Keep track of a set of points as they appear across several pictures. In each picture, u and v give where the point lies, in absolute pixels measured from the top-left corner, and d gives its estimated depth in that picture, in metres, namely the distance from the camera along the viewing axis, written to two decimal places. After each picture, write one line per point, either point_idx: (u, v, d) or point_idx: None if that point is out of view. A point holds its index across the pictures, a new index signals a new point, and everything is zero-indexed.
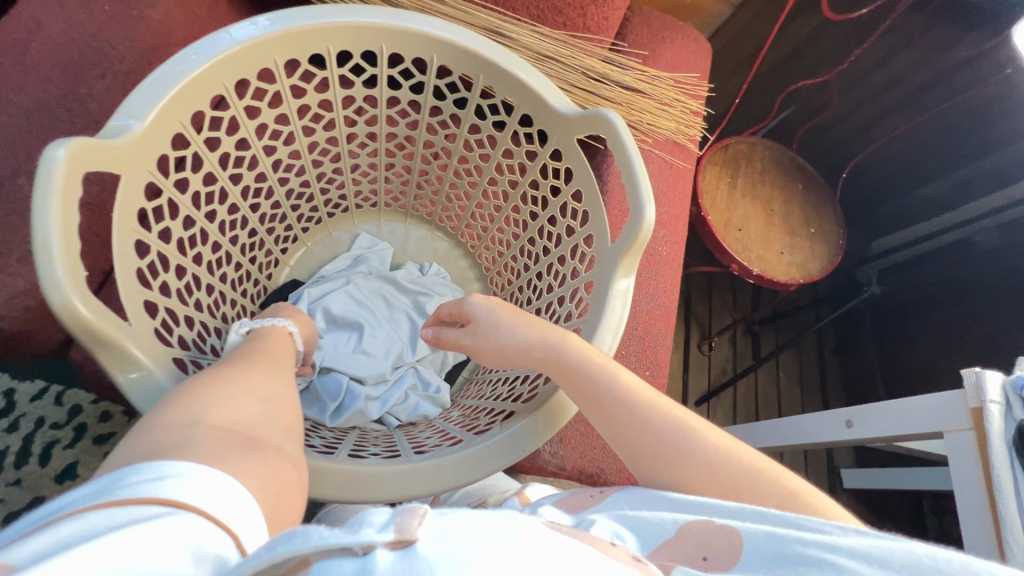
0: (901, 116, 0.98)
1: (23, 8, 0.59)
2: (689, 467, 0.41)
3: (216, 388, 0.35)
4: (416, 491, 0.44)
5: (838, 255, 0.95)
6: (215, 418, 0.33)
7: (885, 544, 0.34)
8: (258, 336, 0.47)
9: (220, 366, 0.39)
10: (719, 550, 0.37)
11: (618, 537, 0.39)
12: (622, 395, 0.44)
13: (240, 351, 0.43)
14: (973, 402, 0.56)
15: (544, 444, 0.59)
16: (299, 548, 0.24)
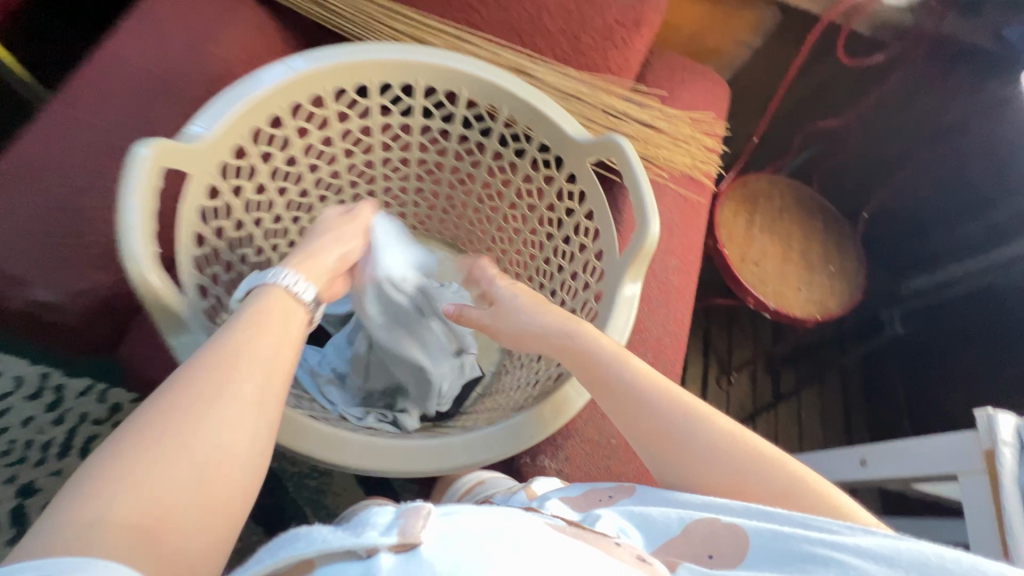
0: (923, 159, 0.98)
1: (109, 45, 0.67)
2: (697, 454, 0.43)
3: (167, 426, 0.32)
4: (428, 467, 0.45)
5: (858, 294, 0.95)
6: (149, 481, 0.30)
7: (888, 544, 0.36)
8: (257, 311, 0.42)
9: (200, 365, 0.36)
10: (726, 547, 0.40)
11: (623, 531, 0.42)
12: (635, 382, 0.45)
13: (229, 337, 0.38)
14: (986, 444, 0.55)
15: (548, 460, 0.60)
16: (306, 551, 0.31)
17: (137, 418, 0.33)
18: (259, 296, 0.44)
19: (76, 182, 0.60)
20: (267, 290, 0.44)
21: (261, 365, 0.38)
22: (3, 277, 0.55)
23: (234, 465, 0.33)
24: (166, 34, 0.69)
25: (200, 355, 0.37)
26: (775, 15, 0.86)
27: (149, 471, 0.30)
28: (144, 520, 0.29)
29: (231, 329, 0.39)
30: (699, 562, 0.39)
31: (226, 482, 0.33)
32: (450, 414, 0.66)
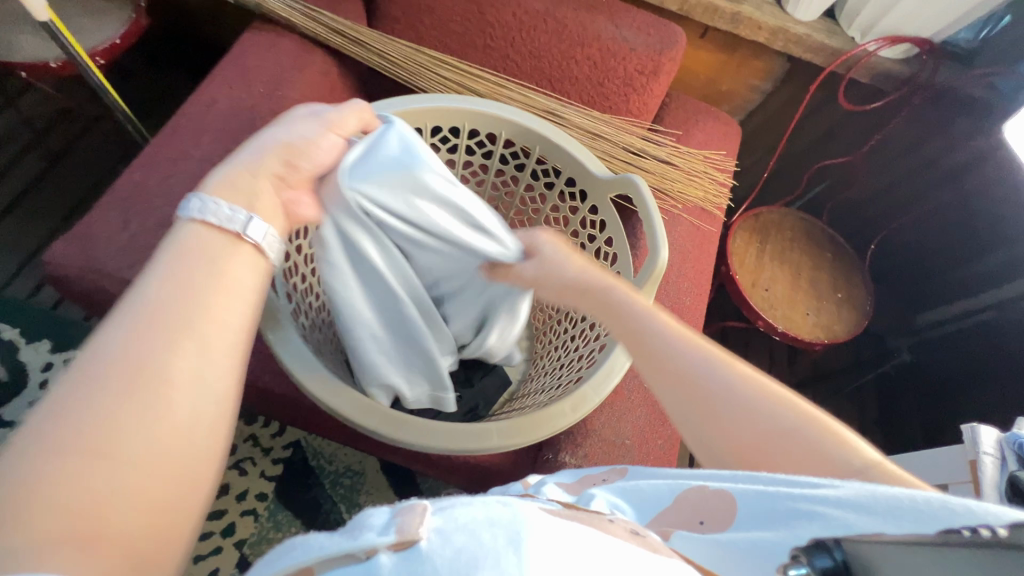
0: (928, 196, 1.04)
1: (204, 88, 0.80)
2: (714, 403, 0.42)
3: (95, 413, 0.30)
4: (471, 446, 0.49)
5: (865, 319, 1.01)
6: (85, 471, 0.28)
7: (872, 489, 0.32)
8: (184, 255, 0.38)
9: (124, 328, 0.33)
10: (716, 514, 0.41)
11: (616, 506, 0.47)
12: (660, 329, 0.46)
13: (154, 292, 0.36)
14: (971, 455, 0.60)
15: (569, 456, 0.67)
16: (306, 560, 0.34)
17: (63, 401, 0.30)
18: (180, 238, 0.39)
19: (175, 203, 0.71)
20: (193, 230, 0.40)
21: (198, 330, 0.35)
22: (116, 280, 0.66)
23: (171, 437, 0.31)
24: (251, 80, 0.81)
25: (118, 319, 0.34)
26: (782, 64, 0.95)
27: (86, 464, 0.28)
28: (81, 513, 0.27)
29: (154, 285, 0.36)
30: (692, 528, 0.41)
31: (163, 458, 0.31)
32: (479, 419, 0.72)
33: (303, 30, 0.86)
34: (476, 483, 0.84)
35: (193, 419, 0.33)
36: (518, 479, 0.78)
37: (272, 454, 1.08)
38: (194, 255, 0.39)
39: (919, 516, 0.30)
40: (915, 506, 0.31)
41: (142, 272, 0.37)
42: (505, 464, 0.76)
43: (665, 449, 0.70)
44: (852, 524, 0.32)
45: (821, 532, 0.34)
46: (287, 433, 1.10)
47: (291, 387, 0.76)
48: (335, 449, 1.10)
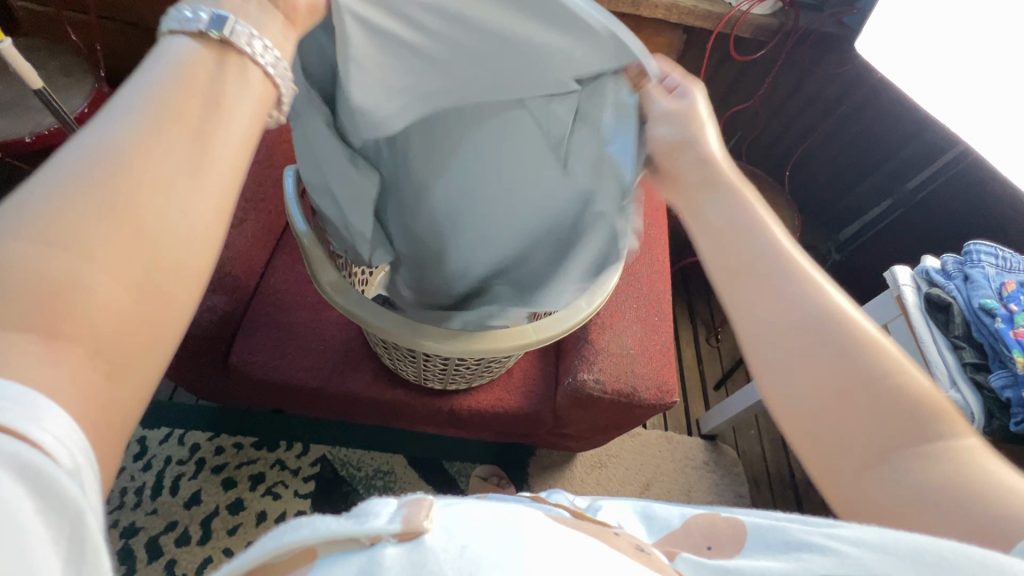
0: (820, 121, 1.26)
1: None
2: (806, 332, 0.39)
3: (59, 204, 0.24)
4: (503, 345, 0.60)
5: (796, 231, 1.18)
6: (52, 259, 0.23)
7: (893, 534, 0.30)
8: (175, 70, 0.30)
9: (122, 125, 0.27)
10: (725, 539, 0.38)
11: (622, 519, 0.45)
12: (766, 245, 0.43)
13: (146, 83, 0.29)
14: (896, 292, 0.83)
15: (588, 375, 0.77)
16: (310, 538, 0.32)
17: (55, 173, 0.25)
18: (169, 58, 0.30)
19: None
20: (178, 45, 0.31)
21: (184, 135, 0.28)
22: None
23: (172, 230, 0.26)
24: None
25: (114, 111, 0.28)
26: (680, 36, 1.13)
27: (66, 260, 0.23)
28: (41, 289, 0.23)
29: (149, 91, 0.28)
30: (698, 553, 0.38)
31: (161, 266, 0.26)
32: (505, 367, 0.80)
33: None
34: (512, 433, 0.93)
35: (176, 225, 0.26)
36: (544, 418, 0.87)
37: (301, 473, 1.11)
38: (207, 66, 0.30)
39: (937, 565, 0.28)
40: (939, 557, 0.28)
41: (152, 59, 0.30)
42: (532, 405, 0.85)
43: (664, 352, 0.81)
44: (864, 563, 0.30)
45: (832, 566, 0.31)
46: (311, 450, 1.14)
47: (324, 376, 0.82)
48: (361, 455, 1.15)
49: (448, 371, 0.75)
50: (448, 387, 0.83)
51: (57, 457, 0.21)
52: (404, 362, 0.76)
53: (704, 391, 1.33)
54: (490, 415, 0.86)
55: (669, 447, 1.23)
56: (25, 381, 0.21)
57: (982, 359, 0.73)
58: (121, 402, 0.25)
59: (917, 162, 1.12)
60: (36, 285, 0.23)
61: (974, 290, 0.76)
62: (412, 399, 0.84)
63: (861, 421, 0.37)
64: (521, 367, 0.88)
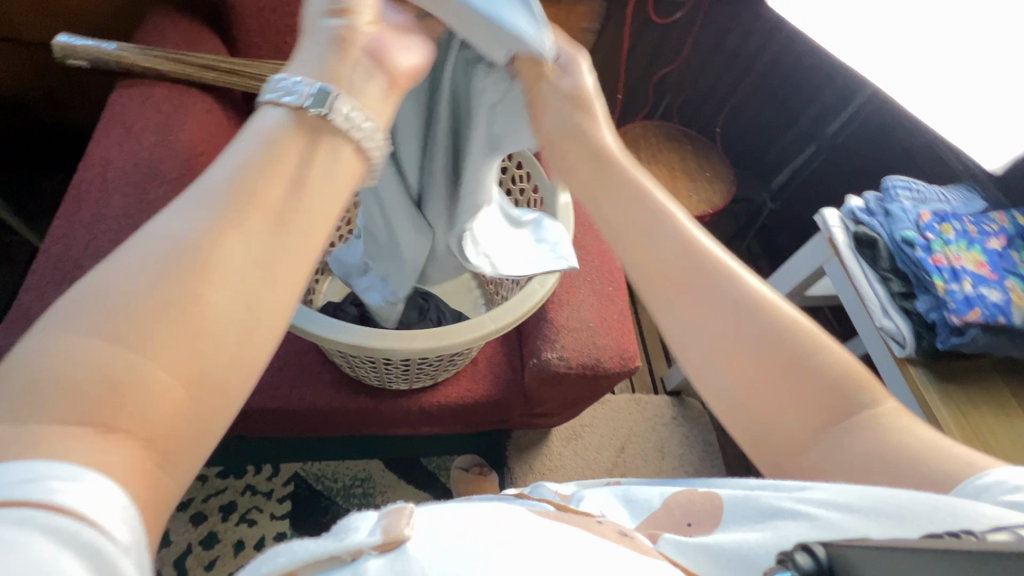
0: (743, 77, 1.30)
1: (94, 153, 0.78)
2: (732, 316, 0.40)
3: (138, 298, 0.26)
4: (457, 341, 0.60)
5: (732, 186, 1.22)
6: (115, 360, 0.25)
7: (856, 488, 0.32)
8: (271, 149, 0.32)
9: (202, 214, 0.29)
10: (703, 514, 0.39)
11: (604, 507, 0.45)
12: (673, 236, 0.43)
13: (233, 170, 0.31)
14: (827, 233, 0.88)
15: (552, 354, 0.78)
16: (290, 565, 0.33)
17: (127, 254, 0.28)
18: (263, 135, 0.33)
19: (108, 259, 0.70)
20: (273, 117, 0.34)
21: (259, 226, 0.30)
22: None
23: (226, 326, 0.28)
24: (138, 131, 0.80)
25: (191, 200, 0.30)
26: (602, 4, 1.13)
27: (127, 359, 0.25)
28: (94, 382, 0.25)
29: (235, 174, 0.31)
30: (679, 532, 0.38)
31: (215, 360, 0.27)
32: (471, 357, 0.79)
33: (209, 79, 0.87)
34: (484, 422, 0.93)
35: (233, 320, 0.28)
36: (514, 401, 0.87)
37: (275, 494, 1.07)
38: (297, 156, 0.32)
39: (904, 513, 0.30)
40: (900, 505, 0.30)
41: (249, 129, 0.34)
42: (500, 391, 0.85)
43: (622, 321, 0.83)
44: (832, 523, 0.32)
45: (802, 533, 0.32)
46: (282, 470, 1.10)
47: (283, 396, 0.79)
48: (335, 466, 1.12)
49: (410, 372, 0.74)
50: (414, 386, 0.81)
51: (112, 535, 0.23)
52: (362, 369, 0.74)
53: (664, 350, 1.38)
54: (460, 407, 0.85)
55: (638, 409, 1.26)
56: (93, 464, 0.24)
57: (907, 287, 0.79)
58: (168, 477, 0.26)
59: (835, 104, 1.16)
60: (100, 385, 0.25)
61: (896, 225, 0.82)
62: (378, 403, 0.83)
63: (785, 399, 0.38)
64: (484, 355, 0.87)
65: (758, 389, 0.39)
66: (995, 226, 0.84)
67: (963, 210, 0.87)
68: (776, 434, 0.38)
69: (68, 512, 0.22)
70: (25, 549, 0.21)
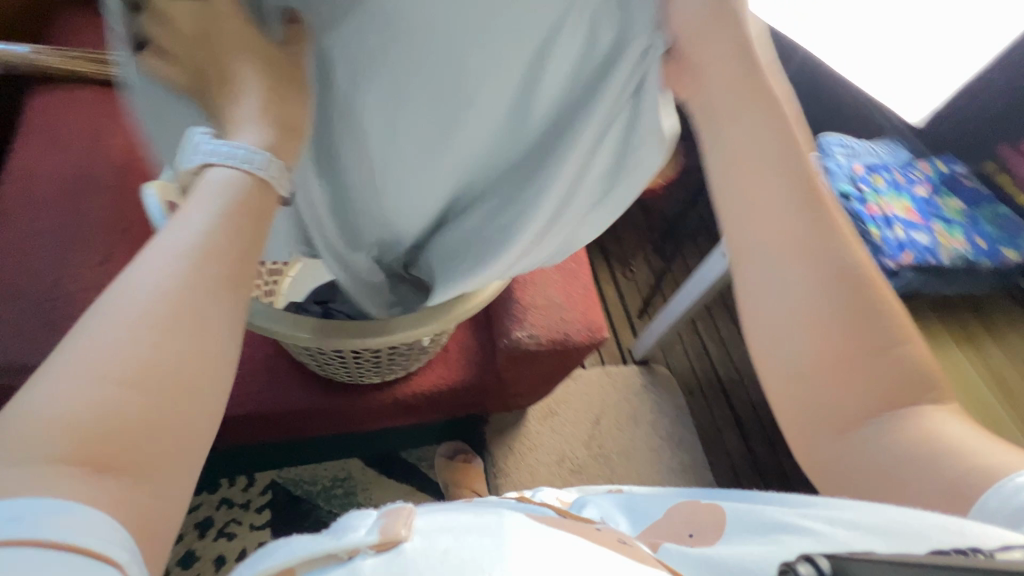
0: None
1: (17, 166, 0.73)
2: (839, 287, 0.36)
3: (115, 358, 0.25)
4: (427, 329, 0.60)
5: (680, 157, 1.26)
6: (105, 413, 0.24)
7: (858, 504, 0.33)
8: (228, 204, 0.31)
9: (171, 266, 0.28)
10: (705, 525, 0.40)
11: (609, 518, 0.47)
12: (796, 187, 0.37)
13: (192, 222, 0.30)
14: None
15: (523, 334, 0.79)
16: (286, 561, 0.33)
17: (112, 312, 0.26)
18: (214, 190, 0.32)
19: (47, 278, 0.66)
20: (222, 177, 0.32)
21: (229, 277, 0.29)
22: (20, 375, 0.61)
23: (204, 378, 0.28)
24: (64, 139, 0.75)
25: (156, 249, 0.28)
26: None
27: (114, 414, 0.25)
28: (96, 435, 0.24)
29: (196, 225, 0.29)
30: (679, 543, 0.39)
31: (195, 413, 0.27)
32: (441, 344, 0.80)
33: None
34: (461, 407, 0.93)
35: (209, 371, 0.28)
36: (489, 384, 0.88)
37: (253, 505, 1.05)
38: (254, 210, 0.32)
39: (908, 529, 0.30)
40: (902, 521, 0.30)
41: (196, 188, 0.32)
42: (475, 375, 0.86)
43: (587, 295, 0.85)
44: (830, 535, 0.32)
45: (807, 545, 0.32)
46: (258, 479, 1.07)
47: (252, 401, 0.77)
48: (313, 470, 1.10)
49: (383, 365, 0.74)
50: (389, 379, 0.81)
51: (121, 566, 0.23)
52: (334, 365, 0.73)
53: (629, 321, 1.41)
54: (436, 396, 0.85)
55: (609, 381, 1.30)
56: (93, 503, 0.23)
57: None
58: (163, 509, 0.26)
59: None
60: (96, 433, 0.24)
61: (833, 180, 0.87)
62: (353, 400, 0.82)
63: (864, 379, 0.36)
64: (455, 341, 0.87)
65: (844, 365, 0.36)
66: (922, 175, 0.92)
67: (891, 162, 0.93)
68: (838, 407, 0.37)
69: (77, 547, 0.22)
70: None
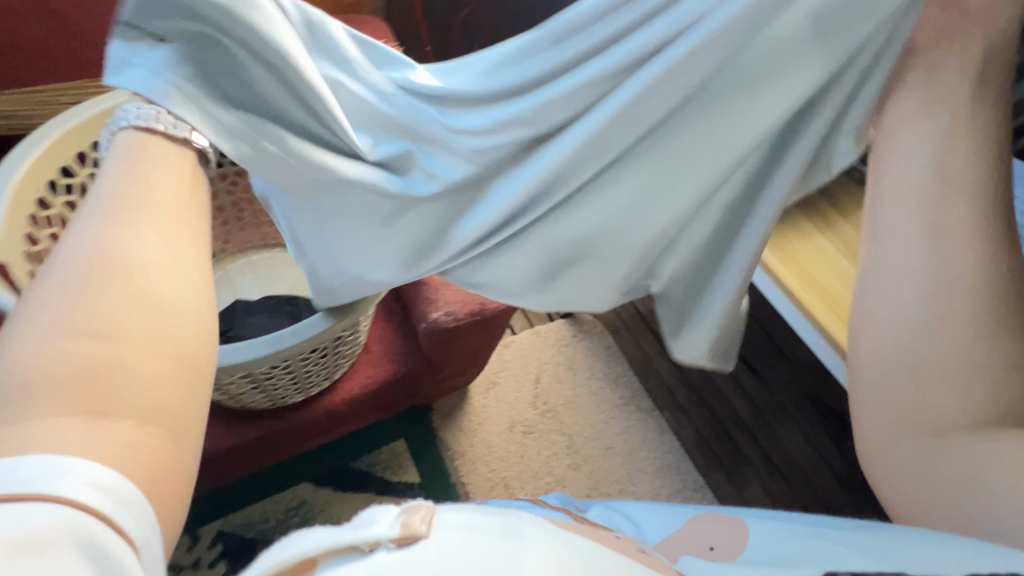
0: None
1: None
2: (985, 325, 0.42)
3: (73, 303, 0.32)
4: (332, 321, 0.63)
5: None
6: (69, 351, 0.30)
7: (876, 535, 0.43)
8: (134, 159, 0.38)
9: (90, 224, 0.35)
10: (725, 543, 0.47)
11: (626, 527, 0.52)
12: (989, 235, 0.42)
13: (111, 182, 0.37)
14: None
15: (439, 314, 0.78)
16: (305, 551, 0.33)
17: (61, 276, 0.33)
18: (121, 146, 0.39)
19: None
20: (126, 135, 0.39)
21: (146, 224, 0.35)
22: None
23: (171, 301, 0.34)
24: None
25: (86, 214, 0.36)
26: None
27: (79, 348, 0.31)
28: (66, 375, 0.30)
29: (112, 184, 0.37)
30: (702, 555, 0.46)
31: (168, 343, 0.33)
32: (361, 342, 0.78)
33: None
34: (399, 403, 0.92)
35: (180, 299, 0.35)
36: (420, 372, 0.87)
37: (205, 561, 0.99)
38: (157, 155, 0.39)
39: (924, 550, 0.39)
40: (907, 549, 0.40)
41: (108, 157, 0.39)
42: (403, 367, 0.84)
43: None
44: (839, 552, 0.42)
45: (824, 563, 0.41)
46: (204, 533, 1.01)
47: None
48: (262, 507, 1.05)
49: (303, 381, 0.72)
50: (317, 390, 0.79)
51: (125, 532, 0.28)
52: (253, 396, 0.70)
53: None
54: (370, 396, 0.83)
55: (541, 340, 1.32)
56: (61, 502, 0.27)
57: None
58: (174, 452, 0.32)
59: None
60: (66, 370, 0.30)
61: None
62: (286, 422, 0.78)
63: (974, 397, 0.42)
64: (375, 339, 0.85)
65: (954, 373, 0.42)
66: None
67: None
68: (938, 415, 0.42)
69: (90, 511, 0.28)
70: (67, 534, 0.27)
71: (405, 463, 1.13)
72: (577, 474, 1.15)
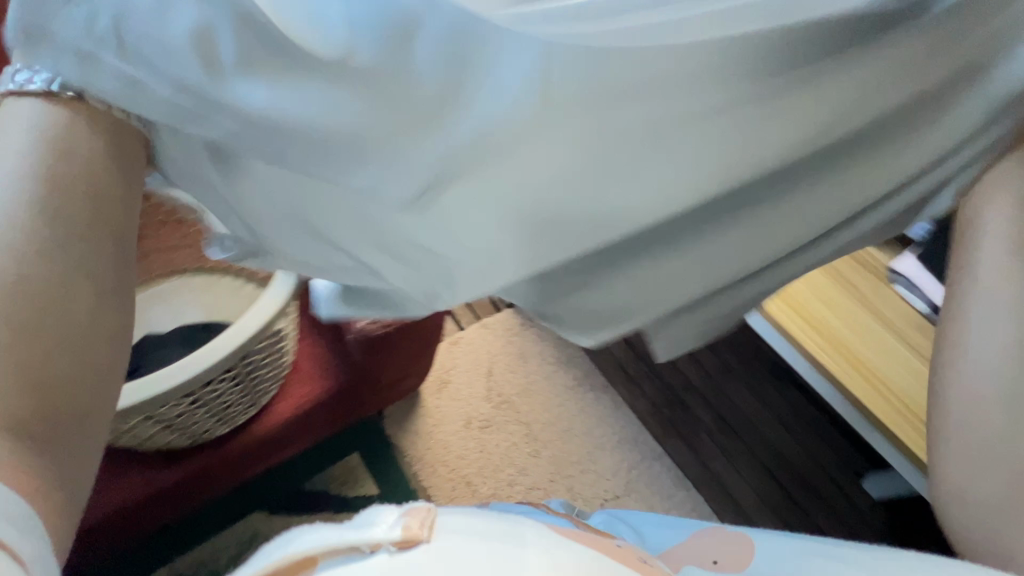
0: None
1: None
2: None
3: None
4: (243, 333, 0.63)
5: None
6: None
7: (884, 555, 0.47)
8: (48, 146, 0.35)
9: (12, 218, 0.33)
10: (730, 556, 0.50)
11: (628, 531, 0.54)
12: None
13: (24, 166, 0.34)
14: None
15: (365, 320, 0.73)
16: (310, 550, 0.35)
17: None
18: (33, 120, 0.35)
19: None
20: (33, 110, 0.36)
21: (80, 230, 0.34)
22: None
23: (102, 320, 0.35)
24: None
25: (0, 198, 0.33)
26: None
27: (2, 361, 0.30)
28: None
29: (26, 171, 0.34)
30: (705, 568, 0.50)
31: (100, 363, 0.34)
32: (282, 360, 0.72)
33: None
34: (337, 418, 0.87)
35: (107, 312, 0.35)
36: (355, 384, 0.81)
37: None
38: (75, 137, 0.36)
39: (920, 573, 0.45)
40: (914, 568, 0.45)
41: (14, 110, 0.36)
42: (334, 381, 0.79)
43: None
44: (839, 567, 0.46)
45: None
46: None
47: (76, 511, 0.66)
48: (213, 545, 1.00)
49: (219, 407, 0.67)
50: (246, 416, 0.73)
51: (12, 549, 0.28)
52: (162, 429, 0.64)
53: None
54: (302, 416, 0.78)
55: (488, 332, 1.29)
56: None
57: None
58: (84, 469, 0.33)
59: None
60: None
61: None
62: (216, 455, 0.73)
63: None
64: (301, 354, 0.79)
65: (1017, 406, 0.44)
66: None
67: None
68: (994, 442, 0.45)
69: None
70: None
71: (362, 475, 1.08)
72: (538, 460, 1.14)
